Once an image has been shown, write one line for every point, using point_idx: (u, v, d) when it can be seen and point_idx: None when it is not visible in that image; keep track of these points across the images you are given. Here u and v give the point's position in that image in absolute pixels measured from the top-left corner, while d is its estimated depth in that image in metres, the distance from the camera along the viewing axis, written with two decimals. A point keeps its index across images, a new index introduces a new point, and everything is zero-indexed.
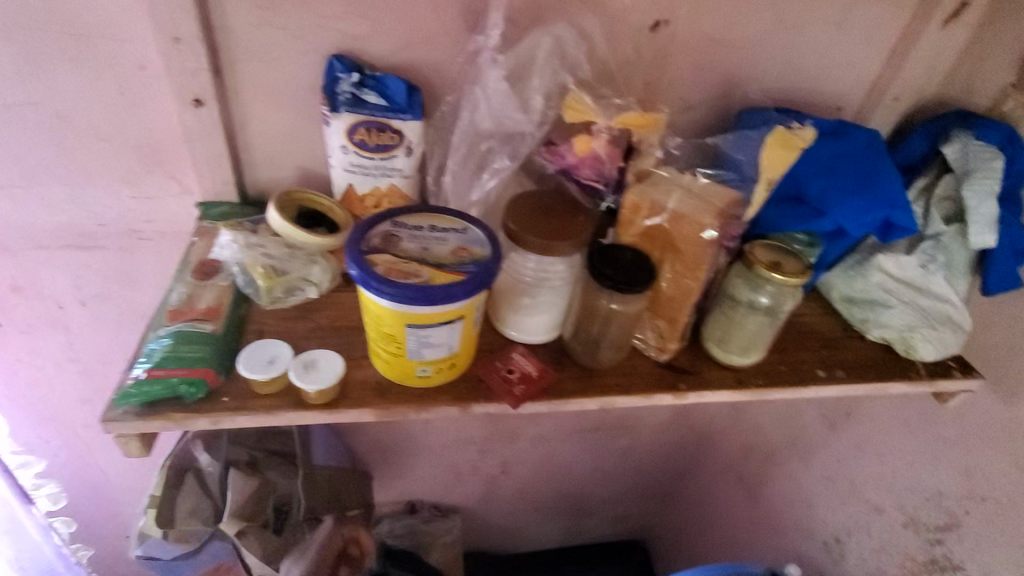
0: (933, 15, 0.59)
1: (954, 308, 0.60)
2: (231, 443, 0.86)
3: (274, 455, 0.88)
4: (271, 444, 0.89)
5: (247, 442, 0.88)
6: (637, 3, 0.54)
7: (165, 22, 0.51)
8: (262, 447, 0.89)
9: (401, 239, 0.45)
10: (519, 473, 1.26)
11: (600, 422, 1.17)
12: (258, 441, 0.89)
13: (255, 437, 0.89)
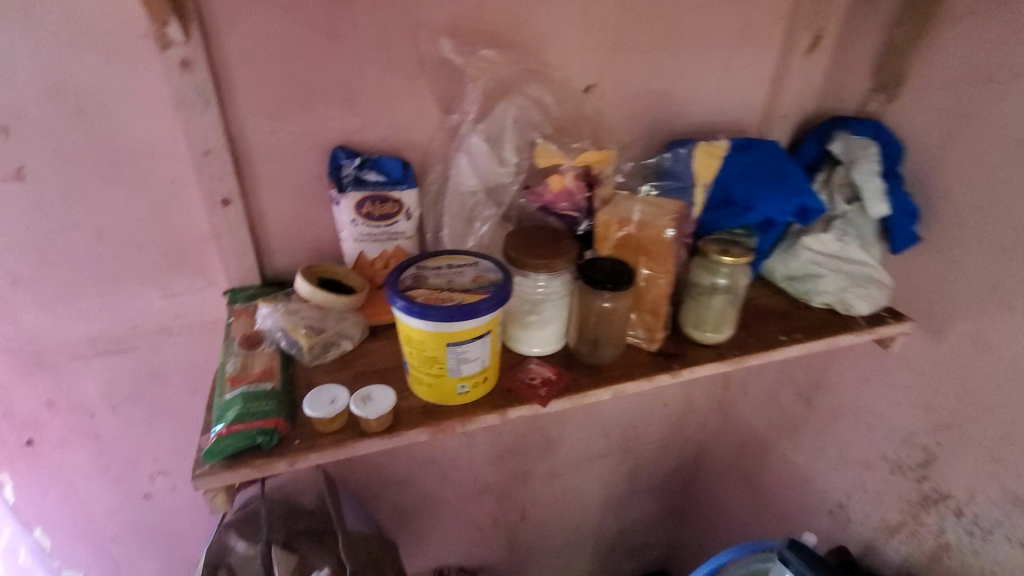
0: (795, 50, 0.77)
1: (871, 268, 0.75)
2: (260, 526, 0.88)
3: (307, 530, 0.90)
4: (298, 520, 0.91)
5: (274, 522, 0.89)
6: (574, 74, 0.69)
7: (197, 139, 0.61)
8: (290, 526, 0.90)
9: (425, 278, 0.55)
10: (538, 516, 1.29)
11: (606, 448, 1.24)
12: (284, 521, 0.90)
13: (278, 520, 0.90)
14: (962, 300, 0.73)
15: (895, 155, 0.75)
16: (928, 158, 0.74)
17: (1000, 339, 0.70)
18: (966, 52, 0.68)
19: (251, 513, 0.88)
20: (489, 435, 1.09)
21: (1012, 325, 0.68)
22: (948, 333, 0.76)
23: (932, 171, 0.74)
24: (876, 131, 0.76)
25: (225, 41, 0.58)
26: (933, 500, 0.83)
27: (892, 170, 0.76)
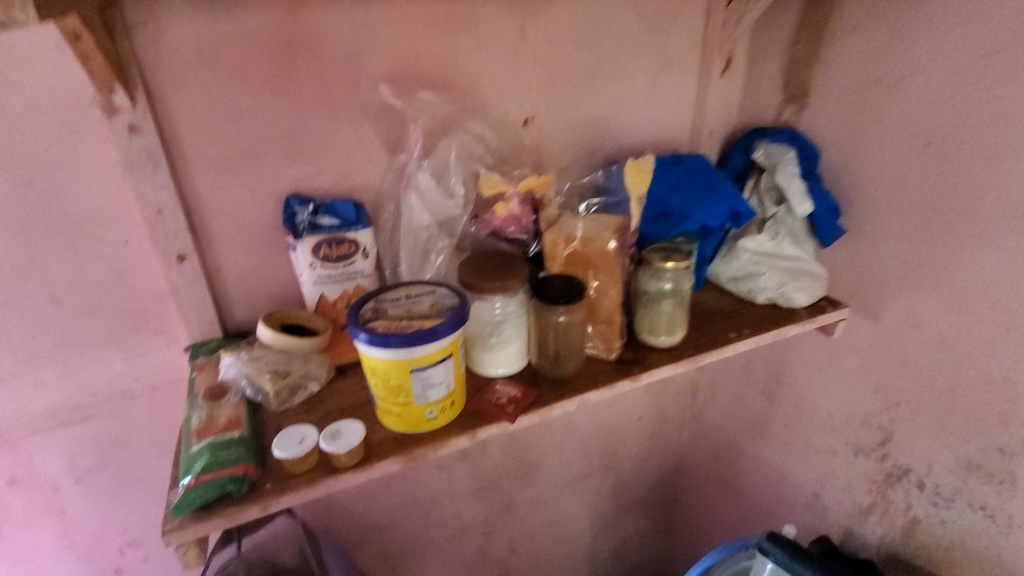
0: (711, 72, 0.84)
1: (805, 262, 0.80)
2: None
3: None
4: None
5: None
6: (509, 109, 0.74)
7: (149, 199, 0.63)
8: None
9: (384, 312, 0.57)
10: (528, 547, 1.28)
11: (588, 468, 1.24)
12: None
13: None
14: (890, 283, 0.79)
15: (813, 157, 0.82)
16: (840, 157, 0.81)
17: (928, 314, 0.75)
18: (856, 62, 0.75)
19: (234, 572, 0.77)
20: (470, 468, 1.09)
21: (936, 300, 0.74)
22: (883, 315, 0.81)
23: (846, 168, 0.80)
24: (792, 138, 0.83)
25: (171, 104, 0.61)
26: (896, 477, 0.87)
27: (811, 172, 0.82)
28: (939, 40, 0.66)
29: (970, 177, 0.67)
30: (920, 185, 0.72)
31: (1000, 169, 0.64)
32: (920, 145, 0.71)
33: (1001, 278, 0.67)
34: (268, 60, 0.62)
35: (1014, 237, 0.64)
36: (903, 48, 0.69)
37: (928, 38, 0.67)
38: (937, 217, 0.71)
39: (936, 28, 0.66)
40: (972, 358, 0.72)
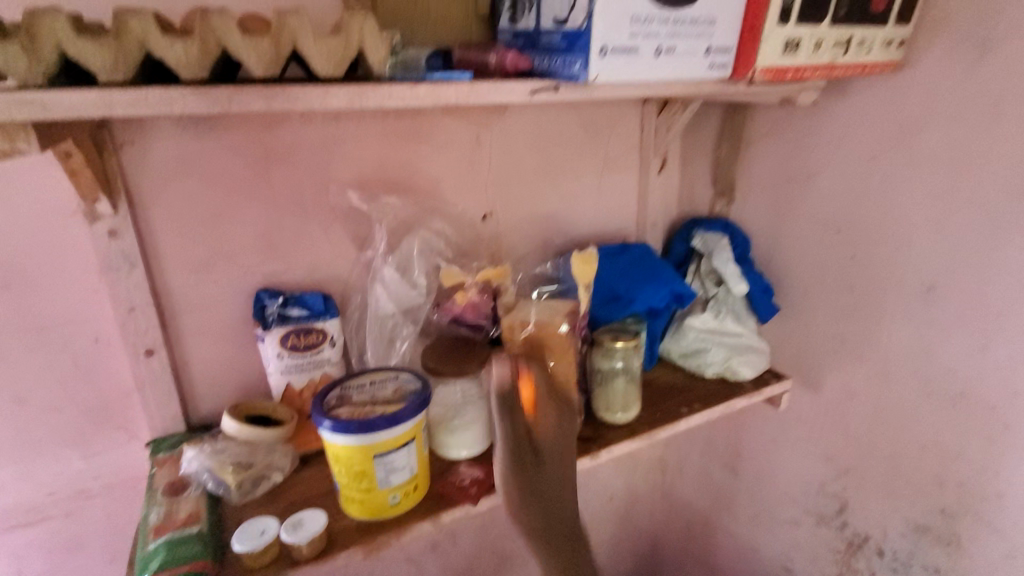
0: (648, 171, 0.94)
1: (747, 338, 0.87)
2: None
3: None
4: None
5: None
6: (468, 207, 0.81)
7: (123, 298, 0.66)
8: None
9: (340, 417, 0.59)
10: None
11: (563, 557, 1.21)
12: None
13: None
14: (824, 356, 0.85)
15: (744, 242, 0.90)
16: (766, 243, 0.90)
17: (861, 384, 0.81)
18: (770, 163, 0.86)
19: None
20: (439, 560, 1.06)
21: (866, 370, 0.80)
22: (823, 386, 0.87)
23: (773, 253, 0.89)
24: (725, 226, 0.92)
25: (150, 210, 0.65)
26: (858, 545, 0.88)
27: (744, 255, 0.90)
28: (835, 146, 0.77)
29: (877, 260, 0.76)
30: (837, 267, 0.81)
31: (899, 252, 0.73)
32: (832, 232, 0.80)
33: (918, 347, 0.74)
34: (245, 169, 0.68)
35: (921, 311, 0.72)
36: (806, 152, 0.80)
37: (825, 144, 0.78)
38: (856, 294, 0.79)
39: (830, 137, 0.77)
40: (904, 423, 0.77)
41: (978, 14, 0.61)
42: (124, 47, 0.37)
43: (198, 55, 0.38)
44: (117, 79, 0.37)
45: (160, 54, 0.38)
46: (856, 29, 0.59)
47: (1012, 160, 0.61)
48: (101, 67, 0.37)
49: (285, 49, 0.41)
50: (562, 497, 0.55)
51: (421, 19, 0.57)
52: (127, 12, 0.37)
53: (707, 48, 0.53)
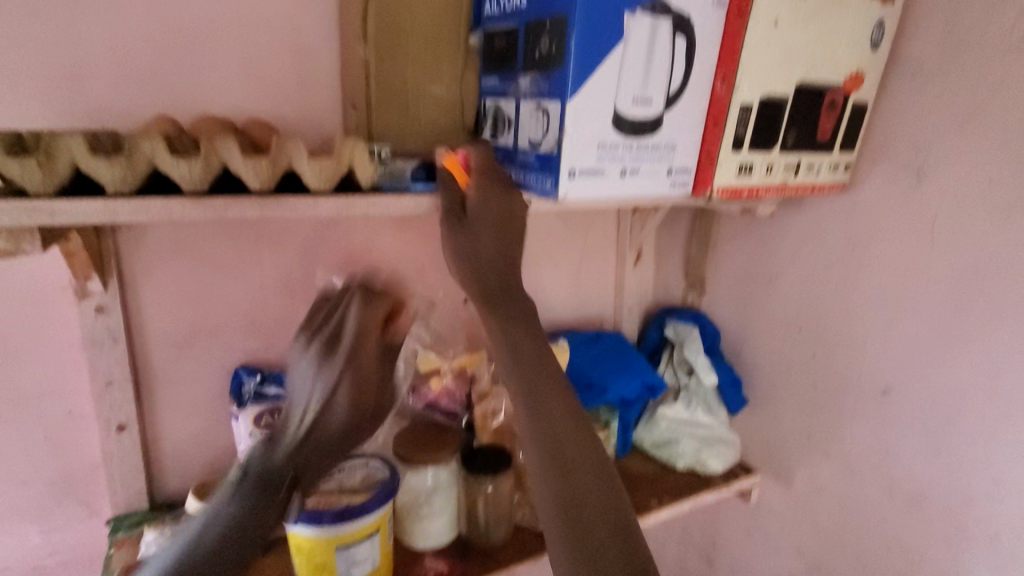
0: (625, 262, 0.99)
1: (718, 429, 0.89)
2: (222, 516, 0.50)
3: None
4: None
5: (202, 540, 0.48)
6: (449, 292, 0.84)
7: (102, 372, 0.67)
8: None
9: (302, 375, 0.58)
10: None
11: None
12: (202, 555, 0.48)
13: (235, 548, 0.49)
14: (792, 450, 0.87)
15: (715, 334, 0.94)
16: (734, 336, 0.94)
17: (828, 480, 0.82)
18: (737, 261, 0.92)
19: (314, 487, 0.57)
20: None
21: (831, 467, 0.82)
22: (792, 480, 0.88)
23: (742, 345, 0.93)
24: (696, 317, 0.96)
25: (140, 288, 0.68)
26: None
27: (714, 347, 0.94)
28: (795, 250, 0.82)
29: (837, 360, 0.79)
30: (801, 364, 0.84)
31: (856, 354, 0.77)
32: (795, 330, 0.84)
33: (879, 447, 0.76)
34: (237, 251, 0.71)
35: (880, 412, 0.75)
36: (770, 253, 0.86)
37: (786, 248, 0.83)
38: (819, 391, 0.82)
39: (791, 241, 0.83)
40: (870, 522, 0.78)
41: (912, 146, 0.69)
42: (135, 165, 0.42)
43: (200, 172, 0.44)
44: (124, 191, 0.43)
45: (165, 170, 0.43)
46: (804, 154, 0.65)
47: (949, 275, 0.67)
48: (111, 181, 0.42)
49: (280, 168, 0.47)
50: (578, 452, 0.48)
51: (412, 128, 0.63)
52: (140, 136, 0.42)
53: (668, 168, 0.58)
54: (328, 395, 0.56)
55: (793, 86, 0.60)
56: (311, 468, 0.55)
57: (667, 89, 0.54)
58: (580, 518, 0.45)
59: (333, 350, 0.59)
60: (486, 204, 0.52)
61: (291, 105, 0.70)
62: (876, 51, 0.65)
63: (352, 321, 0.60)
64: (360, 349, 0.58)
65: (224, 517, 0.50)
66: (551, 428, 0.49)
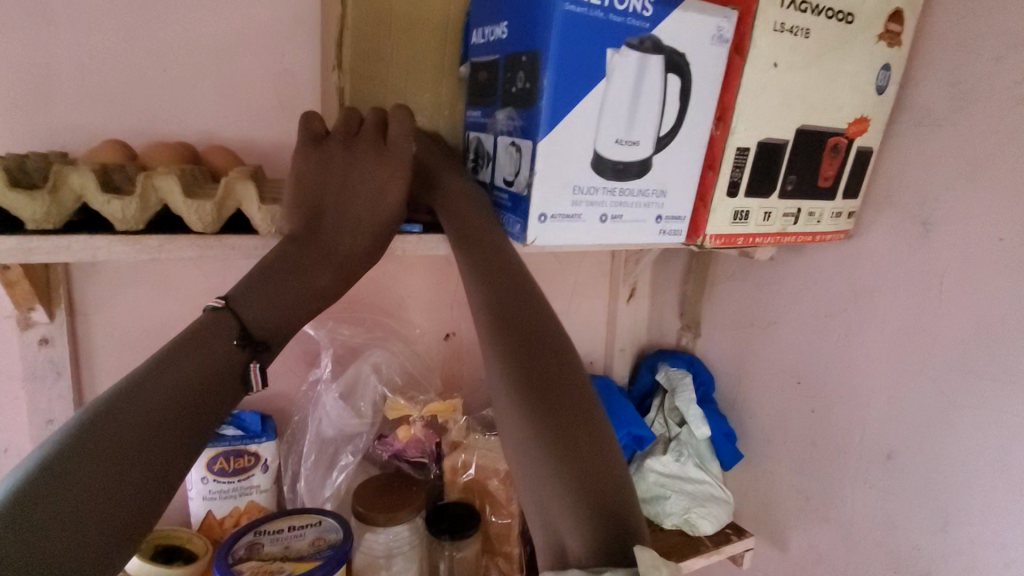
0: (618, 300, 0.94)
1: (709, 486, 0.83)
2: (166, 374, 0.39)
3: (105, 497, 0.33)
4: (65, 463, 0.33)
5: (124, 392, 0.37)
6: (428, 330, 0.78)
7: (42, 408, 0.62)
8: (111, 460, 0.34)
9: (309, 169, 0.50)
10: None
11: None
12: (101, 430, 0.35)
13: (163, 407, 0.37)
14: (790, 512, 0.81)
15: (708, 382, 0.89)
16: (731, 384, 0.88)
17: (827, 548, 0.76)
18: (735, 304, 0.86)
19: (314, 295, 0.47)
20: None
21: (830, 533, 0.75)
22: (788, 545, 0.81)
23: (737, 395, 0.87)
24: (690, 362, 0.91)
25: (92, 318, 0.63)
26: None
27: (708, 396, 0.89)
28: (794, 297, 0.77)
29: (839, 418, 0.74)
30: (800, 420, 0.78)
31: (858, 413, 0.71)
32: (794, 383, 0.79)
33: (881, 517, 0.70)
34: (198, 281, 0.67)
35: (883, 479, 0.69)
36: (770, 298, 0.81)
37: (786, 294, 0.78)
38: (818, 450, 0.76)
39: (791, 288, 0.78)
40: None
41: (918, 196, 0.65)
42: (58, 200, 0.40)
43: (135, 209, 0.42)
44: (46, 227, 0.40)
45: (94, 205, 0.41)
46: (804, 200, 0.61)
47: (958, 337, 0.62)
48: (31, 217, 0.39)
49: (226, 212, 0.45)
50: (551, 371, 0.46)
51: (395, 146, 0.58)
52: (66, 169, 0.40)
53: (658, 215, 0.54)
54: (333, 188, 0.50)
55: (793, 129, 0.57)
56: (336, 178, 0.50)
57: (657, 130, 0.50)
58: (560, 435, 0.43)
59: (354, 154, 0.51)
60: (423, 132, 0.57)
61: (264, 128, 0.66)
62: (883, 94, 0.62)
63: (368, 143, 0.52)
64: (371, 143, 0.51)
65: (162, 373, 0.39)
66: (524, 349, 0.47)
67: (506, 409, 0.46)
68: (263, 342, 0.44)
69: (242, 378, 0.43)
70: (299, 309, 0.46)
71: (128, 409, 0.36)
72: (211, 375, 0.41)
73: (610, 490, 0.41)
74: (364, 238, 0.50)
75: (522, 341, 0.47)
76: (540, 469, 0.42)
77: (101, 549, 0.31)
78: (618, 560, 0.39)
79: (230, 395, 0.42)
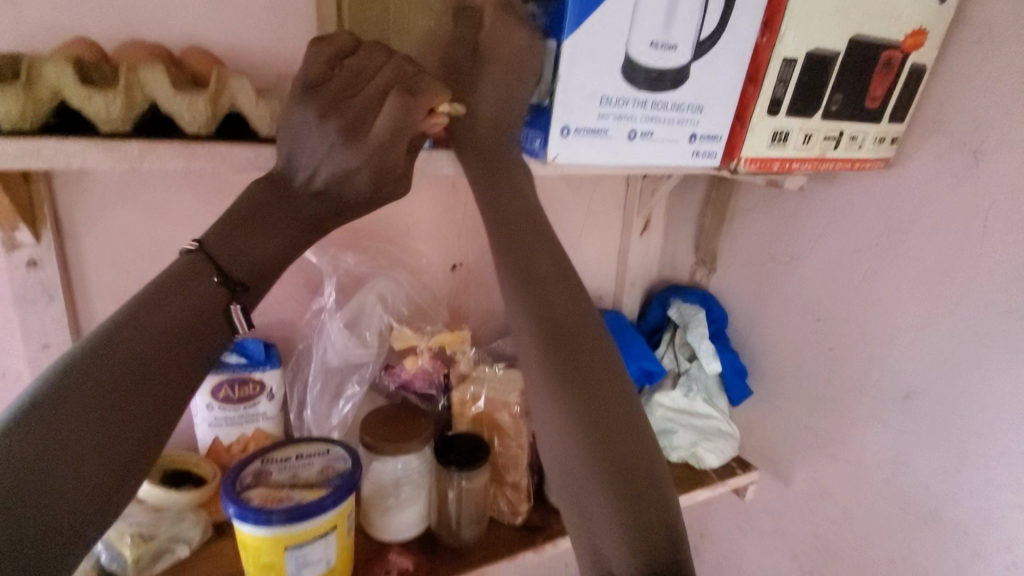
0: (631, 233, 0.90)
1: (717, 421, 0.83)
2: (152, 317, 0.38)
3: (89, 436, 0.33)
4: (52, 401, 0.33)
5: (110, 332, 0.37)
6: (434, 260, 0.75)
7: (38, 334, 0.60)
8: (94, 400, 0.34)
9: (306, 134, 0.41)
10: None
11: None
12: (86, 369, 0.35)
13: (146, 348, 0.37)
14: (796, 448, 0.81)
15: (721, 318, 0.87)
16: (745, 321, 0.86)
17: (833, 483, 0.76)
18: (756, 239, 0.83)
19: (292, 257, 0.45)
20: None
21: (838, 471, 0.75)
22: (792, 479, 0.82)
23: (751, 332, 0.85)
24: (703, 297, 0.88)
25: (81, 239, 0.60)
26: None
27: (719, 332, 0.87)
28: (820, 232, 0.73)
29: (857, 358, 0.72)
30: (816, 358, 0.76)
31: (878, 353, 0.69)
32: (813, 320, 0.76)
33: (894, 457, 0.69)
34: (192, 202, 0.63)
35: (899, 418, 0.68)
36: (793, 233, 0.77)
37: (812, 228, 0.74)
38: (833, 388, 0.75)
39: (819, 223, 0.73)
40: (873, 534, 0.72)
41: (967, 123, 0.59)
42: (34, 96, 0.36)
43: (121, 107, 0.38)
44: (22, 129, 0.36)
45: (75, 104, 0.37)
46: (848, 123, 0.56)
47: (997, 276, 0.58)
48: (5, 115, 0.35)
49: (222, 109, 0.42)
50: (568, 311, 0.43)
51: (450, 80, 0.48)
52: (39, 62, 0.36)
53: (691, 133, 0.49)
54: (307, 150, 0.42)
55: (846, 40, 0.50)
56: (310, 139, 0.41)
57: (696, 35, 0.44)
58: (580, 376, 0.40)
59: (359, 130, 0.41)
60: (495, 58, 0.44)
61: (252, 34, 0.59)
62: (943, 4, 0.55)
63: (370, 94, 0.41)
64: (362, 107, 0.41)
65: (147, 314, 0.38)
66: (539, 284, 0.43)
67: (533, 376, 0.41)
68: (239, 284, 0.42)
69: (224, 322, 0.41)
70: (277, 254, 0.43)
71: (112, 349, 0.36)
72: (195, 315, 0.40)
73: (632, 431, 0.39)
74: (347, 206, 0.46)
75: (539, 276, 0.44)
76: (557, 411, 0.39)
77: (96, 484, 0.33)
78: (640, 523, 0.35)
79: (217, 341, 0.41)
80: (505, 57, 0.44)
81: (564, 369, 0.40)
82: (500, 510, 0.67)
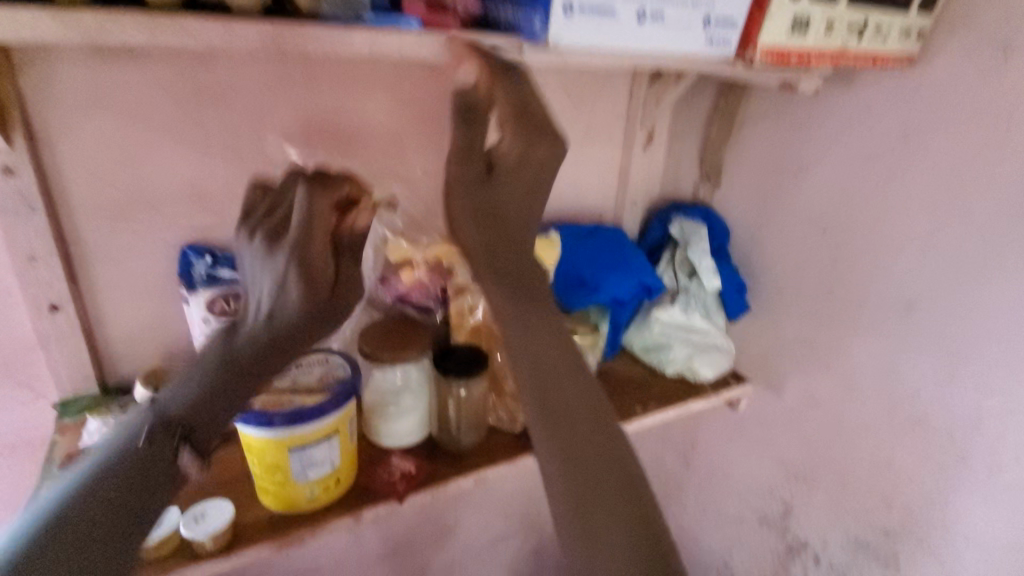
0: (635, 145, 0.85)
1: (715, 336, 0.83)
2: (125, 458, 0.46)
3: (79, 557, 0.41)
4: (52, 532, 0.41)
5: (95, 474, 0.44)
6: (428, 173, 0.73)
7: (22, 246, 0.57)
8: (87, 527, 0.42)
9: (249, 256, 0.49)
10: None
11: (514, 559, 1.12)
12: (77, 507, 0.43)
13: (124, 484, 0.45)
14: (791, 361, 0.82)
15: (723, 234, 0.85)
16: (747, 237, 0.85)
17: (825, 394, 0.78)
18: (763, 152, 0.80)
19: (243, 399, 0.50)
20: (379, 529, 0.92)
21: (831, 381, 0.77)
22: (785, 391, 0.84)
23: (753, 249, 0.84)
24: (705, 213, 0.87)
25: (57, 144, 0.57)
26: (796, 549, 0.87)
27: (721, 249, 0.85)
28: (832, 142, 0.71)
29: (859, 271, 0.71)
30: (817, 272, 0.76)
31: (881, 264, 0.69)
32: (817, 234, 0.75)
33: (888, 367, 0.70)
34: (173, 106, 0.60)
35: (896, 329, 0.68)
36: (804, 143, 0.74)
37: (824, 137, 0.71)
38: (832, 302, 0.75)
39: (832, 132, 0.70)
40: (862, 441, 0.75)
41: (1001, 16, 0.55)
42: None
43: None
44: None
45: None
46: (875, 12, 0.52)
47: (1014, 183, 0.56)
48: None
49: None
50: (551, 357, 0.50)
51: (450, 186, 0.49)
52: None
53: (705, 17, 0.46)
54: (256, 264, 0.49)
55: None
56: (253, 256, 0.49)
57: None
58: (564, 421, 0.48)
59: (283, 231, 0.49)
60: (521, 169, 0.48)
61: None
62: None
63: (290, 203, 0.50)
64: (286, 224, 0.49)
65: (122, 458, 0.46)
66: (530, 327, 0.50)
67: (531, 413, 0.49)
68: (192, 423, 0.49)
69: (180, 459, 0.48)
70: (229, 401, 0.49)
71: (91, 490, 0.44)
72: (158, 452, 0.47)
73: (609, 465, 0.46)
74: (285, 347, 0.50)
75: (524, 327, 0.50)
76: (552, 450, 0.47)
77: None
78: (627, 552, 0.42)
79: (178, 472, 0.48)
80: (531, 166, 0.48)
81: (550, 415, 0.48)
82: (497, 419, 0.69)
